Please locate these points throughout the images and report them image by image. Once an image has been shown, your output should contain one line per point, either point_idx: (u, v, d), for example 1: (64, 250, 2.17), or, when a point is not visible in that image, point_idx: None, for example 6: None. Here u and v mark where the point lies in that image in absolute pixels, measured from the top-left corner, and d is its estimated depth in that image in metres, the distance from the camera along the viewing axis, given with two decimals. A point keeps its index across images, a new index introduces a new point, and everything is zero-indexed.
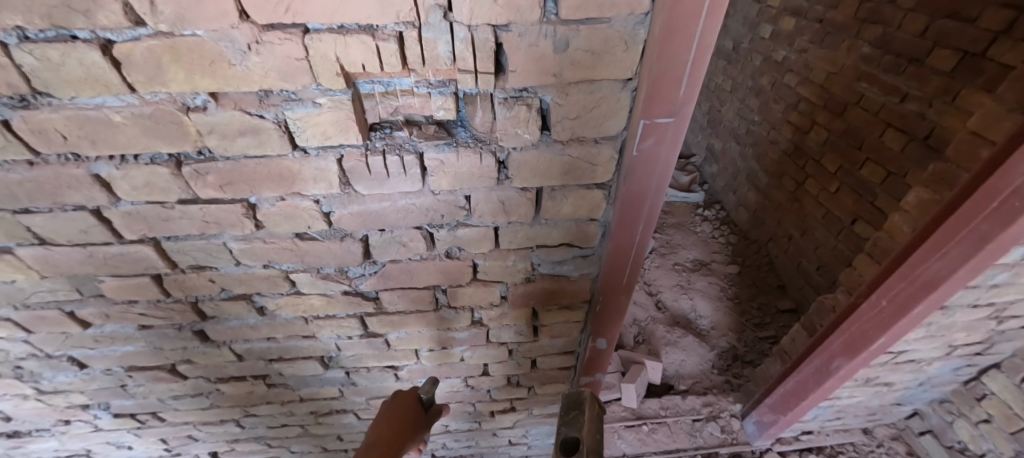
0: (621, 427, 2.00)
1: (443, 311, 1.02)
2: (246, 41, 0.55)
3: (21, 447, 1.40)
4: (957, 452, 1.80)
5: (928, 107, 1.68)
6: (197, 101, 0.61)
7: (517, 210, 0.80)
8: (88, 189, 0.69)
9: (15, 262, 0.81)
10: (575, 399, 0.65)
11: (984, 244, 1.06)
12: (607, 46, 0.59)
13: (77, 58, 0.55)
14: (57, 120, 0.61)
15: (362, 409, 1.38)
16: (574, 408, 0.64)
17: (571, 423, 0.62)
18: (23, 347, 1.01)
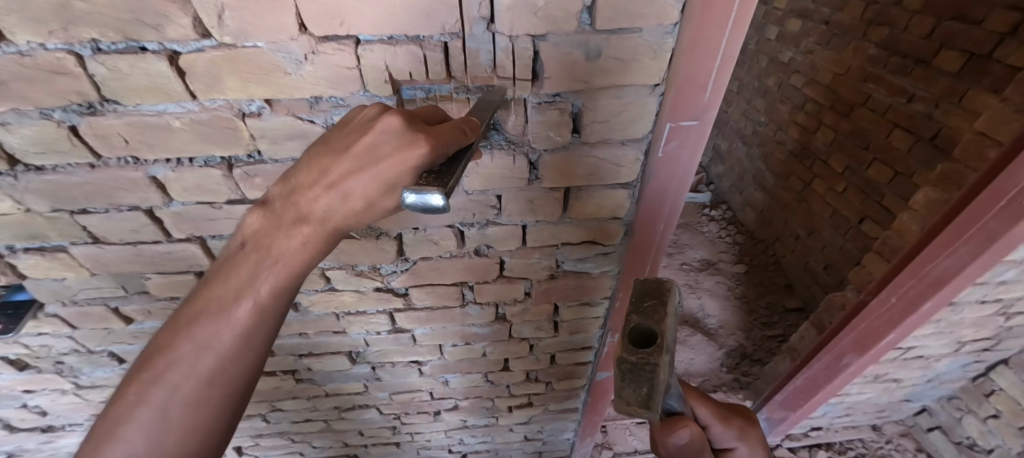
0: (632, 424, 2.04)
1: (468, 307, 1.06)
2: (303, 51, 0.59)
3: (53, 441, 1.45)
4: (966, 448, 1.82)
5: (935, 108, 1.71)
6: (252, 107, 0.65)
7: (544, 208, 0.84)
8: (143, 190, 0.73)
9: (67, 260, 0.86)
10: (654, 287, 0.56)
11: (992, 242, 1.09)
12: (636, 54, 0.63)
13: (145, 67, 0.59)
14: (120, 126, 0.65)
15: (384, 404, 1.42)
16: (650, 297, 0.55)
17: (647, 312, 0.53)
18: (66, 343, 1.06)
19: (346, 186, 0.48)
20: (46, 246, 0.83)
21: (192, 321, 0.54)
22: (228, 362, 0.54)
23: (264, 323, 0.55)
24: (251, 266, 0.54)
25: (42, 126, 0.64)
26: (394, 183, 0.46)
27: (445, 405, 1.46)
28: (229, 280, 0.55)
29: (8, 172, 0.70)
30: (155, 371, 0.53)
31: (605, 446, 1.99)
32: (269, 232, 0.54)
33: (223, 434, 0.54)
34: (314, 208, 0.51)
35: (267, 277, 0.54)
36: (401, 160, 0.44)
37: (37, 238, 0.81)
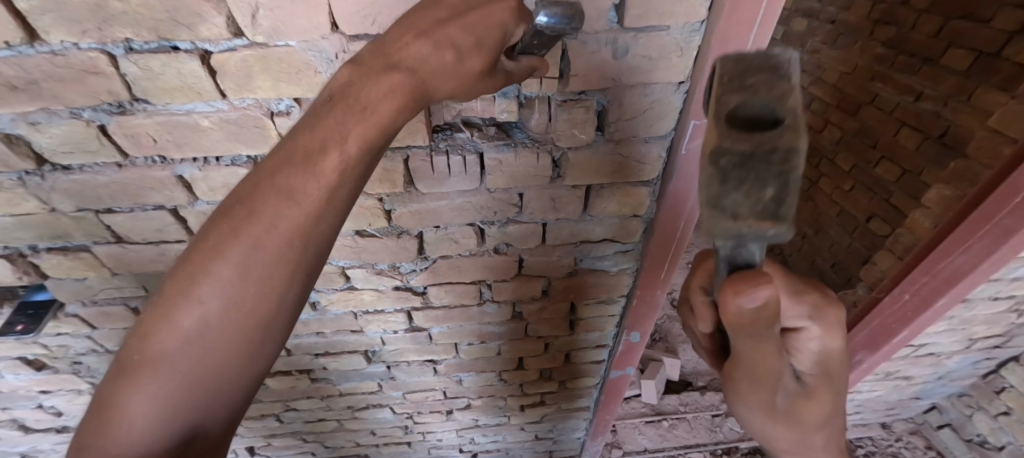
0: (641, 422, 2.04)
1: (486, 305, 1.06)
2: (334, 50, 0.59)
3: (67, 442, 1.46)
4: (976, 445, 1.83)
5: (944, 106, 1.71)
6: (281, 106, 0.66)
7: (565, 206, 0.84)
8: (169, 189, 0.74)
9: (89, 260, 0.86)
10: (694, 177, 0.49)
11: (1009, 236, 1.08)
12: (662, 52, 0.63)
13: (176, 66, 0.59)
14: (150, 125, 0.65)
15: (397, 404, 1.42)
16: None
17: None
18: (85, 343, 1.06)
19: (436, 38, 0.48)
20: (69, 246, 0.83)
21: (265, 181, 0.49)
22: (300, 234, 0.49)
23: (339, 192, 0.50)
24: (334, 123, 0.47)
25: (71, 125, 0.64)
26: (485, 39, 0.49)
27: (458, 404, 1.46)
28: (307, 135, 0.48)
29: (35, 172, 0.70)
30: (224, 231, 0.48)
31: (615, 445, 1.99)
32: (360, 87, 0.48)
33: (288, 305, 0.53)
34: (407, 64, 0.48)
35: (350, 140, 0.48)
36: (489, 15, 0.48)
37: (61, 238, 0.81)
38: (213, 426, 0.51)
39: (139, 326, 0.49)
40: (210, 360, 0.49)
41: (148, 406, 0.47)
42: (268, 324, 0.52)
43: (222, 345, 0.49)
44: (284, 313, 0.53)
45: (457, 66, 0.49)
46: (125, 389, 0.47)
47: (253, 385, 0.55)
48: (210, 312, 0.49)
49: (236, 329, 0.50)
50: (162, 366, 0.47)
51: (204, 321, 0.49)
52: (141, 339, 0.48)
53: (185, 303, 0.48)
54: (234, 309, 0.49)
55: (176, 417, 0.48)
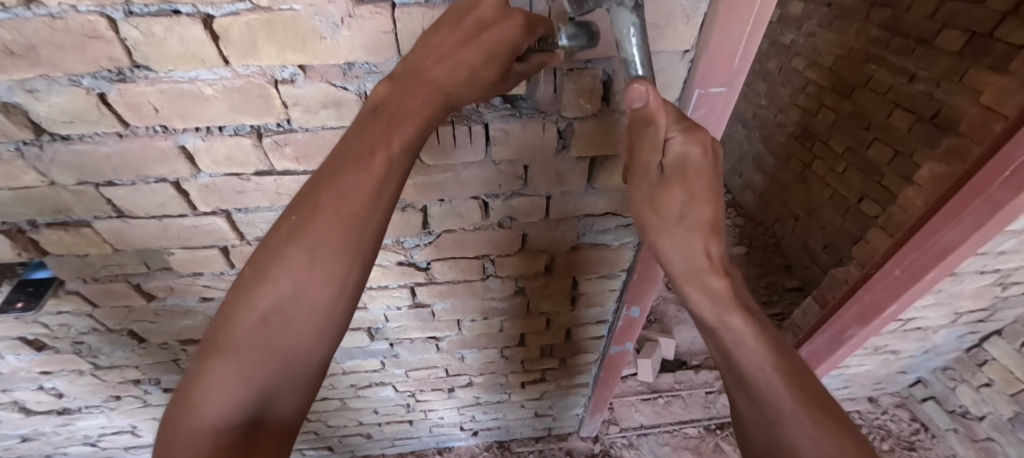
0: (637, 400, 2.08)
1: (489, 281, 1.08)
2: (340, 15, 0.59)
3: (69, 423, 1.47)
4: (958, 416, 1.90)
5: (936, 87, 1.73)
6: (285, 74, 0.65)
7: (570, 178, 0.85)
8: (173, 161, 0.73)
9: (91, 236, 0.85)
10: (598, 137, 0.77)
11: (998, 209, 1.12)
12: (670, 19, 0.63)
13: (180, 31, 0.58)
14: (152, 93, 0.64)
15: (400, 382, 1.44)
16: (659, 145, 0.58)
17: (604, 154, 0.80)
18: (86, 322, 1.06)
19: (455, 59, 0.51)
20: (70, 221, 0.83)
21: (324, 182, 0.52)
22: (352, 226, 0.52)
23: (389, 189, 0.53)
24: (380, 130, 0.52)
25: (71, 93, 0.63)
26: (497, 56, 0.51)
27: (460, 381, 1.49)
28: (357, 142, 0.52)
29: (34, 142, 0.69)
30: (293, 226, 0.53)
31: (612, 421, 2.03)
32: (400, 97, 0.52)
33: (346, 298, 0.54)
34: (434, 77, 0.52)
35: (394, 141, 0.52)
36: (501, 36, 0.50)
37: (62, 213, 0.80)
38: (281, 408, 0.54)
39: (225, 310, 0.55)
40: (276, 342, 0.52)
41: (229, 380, 0.51)
42: (329, 314, 0.54)
43: (287, 329, 0.52)
44: (345, 301, 0.54)
45: (475, 80, 0.52)
46: (210, 365, 0.52)
47: (318, 371, 0.56)
48: (280, 296, 0.52)
49: (303, 315, 0.53)
50: (240, 344, 0.52)
51: (274, 305, 0.52)
52: (227, 321, 0.54)
53: (262, 287, 0.53)
54: (299, 295, 0.52)
55: (250, 394, 0.51)
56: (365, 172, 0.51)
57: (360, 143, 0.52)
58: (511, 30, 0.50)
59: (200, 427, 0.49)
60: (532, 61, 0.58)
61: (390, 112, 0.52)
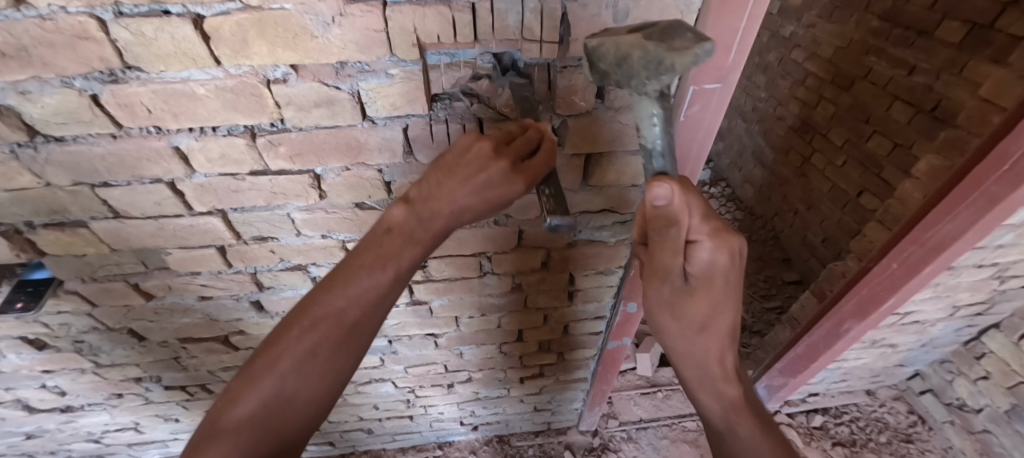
0: (636, 394, 2.10)
1: (486, 278, 1.08)
2: (330, 13, 0.58)
3: (73, 421, 1.49)
4: (956, 409, 1.91)
5: (936, 79, 1.72)
6: (277, 73, 0.65)
7: (566, 175, 0.85)
8: (167, 161, 0.74)
9: (88, 236, 0.85)
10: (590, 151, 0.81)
11: (995, 204, 1.11)
12: (663, 15, 0.63)
13: (170, 32, 0.58)
14: (145, 94, 0.64)
15: (400, 378, 1.45)
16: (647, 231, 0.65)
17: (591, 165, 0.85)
18: (86, 321, 1.07)
19: (458, 200, 0.58)
20: (66, 221, 0.83)
21: (363, 256, 0.62)
22: (358, 327, 0.62)
23: (389, 296, 0.63)
24: (389, 252, 0.61)
25: (64, 94, 0.63)
26: (531, 180, 0.57)
27: (459, 377, 1.50)
28: (366, 258, 0.61)
29: (28, 144, 0.69)
30: (306, 320, 0.61)
31: (611, 415, 2.04)
32: (410, 225, 0.61)
33: (361, 350, 0.64)
34: (437, 212, 0.59)
35: (400, 263, 0.61)
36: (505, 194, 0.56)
37: (58, 214, 0.80)
38: (288, 437, 0.60)
39: (228, 390, 0.60)
40: (302, 380, 0.60)
41: (256, 408, 0.58)
42: (345, 364, 0.63)
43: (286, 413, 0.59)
44: (357, 357, 0.64)
45: (478, 213, 0.60)
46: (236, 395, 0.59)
47: (321, 411, 0.64)
48: (282, 385, 0.59)
49: (324, 365, 0.61)
50: (271, 380, 0.59)
51: (276, 395, 0.59)
52: (225, 406, 0.59)
53: (266, 376, 0.59)
54: (303, 385, 0.60)
55: (271, 419, 0.58)
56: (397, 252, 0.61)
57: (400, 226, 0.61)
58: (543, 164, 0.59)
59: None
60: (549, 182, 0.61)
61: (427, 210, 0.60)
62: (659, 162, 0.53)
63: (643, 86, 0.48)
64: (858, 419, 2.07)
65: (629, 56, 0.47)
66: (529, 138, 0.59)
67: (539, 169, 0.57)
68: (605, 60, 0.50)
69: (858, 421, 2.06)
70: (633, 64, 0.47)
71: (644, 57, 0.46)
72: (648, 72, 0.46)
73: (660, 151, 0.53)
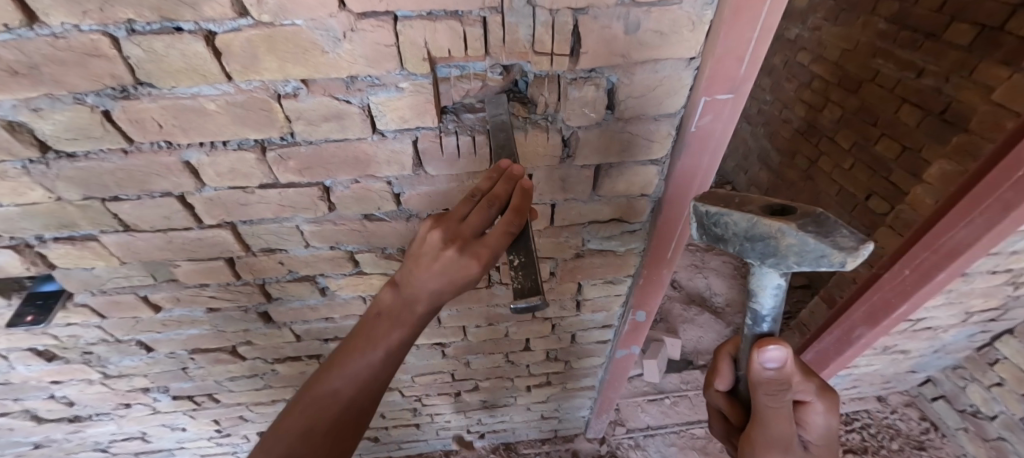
0: (644, 401, 2.08)
1: (494, 287, 1.07)
2: (341, 29, 0.58)
3: (80, 431, 1.49)
4: (969, 415, 1.89)
5: (945, 82, 1.70)
6: (288, 88, 0.65)
7: (574, 186, 0.84)
8: (177, 175, 0.73)
9: (98, 249, 0.85)
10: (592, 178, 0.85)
11: (1009, 211, 1.10)
12: (675, 26, 0.62)
13: (181, 48, 0.58)
14: (155, 110, 0.64)
15: (407, 387, 1.44)
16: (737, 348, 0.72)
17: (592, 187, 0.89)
18: (95, 332, 1.07)
19: (431, 281, 0.63)
20: (77, 235, 0.83)
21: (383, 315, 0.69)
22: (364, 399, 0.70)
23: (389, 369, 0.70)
24: (385, 329, 0.69)
25: (75, 111, 0.63)
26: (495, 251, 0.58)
27: (466, 385, 1.49)
28: (369, 337, 0.69)
29: (40, 160, 0.70)
30: (328, 384, 0.70)
31: (618, 423, 2.03)
32: (402, 304, 0.68)
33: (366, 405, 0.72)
34: (415, 290, 0.65)
35: (393, 338, 0.68)
36: (463, 272, 0.59)
37: (68, 227, 0.81)
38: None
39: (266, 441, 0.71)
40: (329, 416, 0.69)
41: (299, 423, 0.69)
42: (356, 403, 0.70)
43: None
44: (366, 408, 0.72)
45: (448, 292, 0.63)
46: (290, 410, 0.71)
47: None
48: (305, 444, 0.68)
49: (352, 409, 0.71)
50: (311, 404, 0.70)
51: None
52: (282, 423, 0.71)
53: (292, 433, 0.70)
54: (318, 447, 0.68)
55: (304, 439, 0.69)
56: (405, 314, 0.68)
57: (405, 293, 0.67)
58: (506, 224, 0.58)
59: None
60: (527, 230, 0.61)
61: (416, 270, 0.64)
62: (767, 325, 0.62)
63: (787, 264, 0.51)
64: (870, 426, 2.04)
65: (774, 239, 0.49)
66: (493, 199, 0.59)
67: (494, 248, 0.58)
68: (740, 229, 0.51)
69: (869, 428, 2.04)
70: (778, 246, 0.49)
71: (796, 245, 0.48)
72: (798, 258, 0.49)
73: (771, 317, 0.60)
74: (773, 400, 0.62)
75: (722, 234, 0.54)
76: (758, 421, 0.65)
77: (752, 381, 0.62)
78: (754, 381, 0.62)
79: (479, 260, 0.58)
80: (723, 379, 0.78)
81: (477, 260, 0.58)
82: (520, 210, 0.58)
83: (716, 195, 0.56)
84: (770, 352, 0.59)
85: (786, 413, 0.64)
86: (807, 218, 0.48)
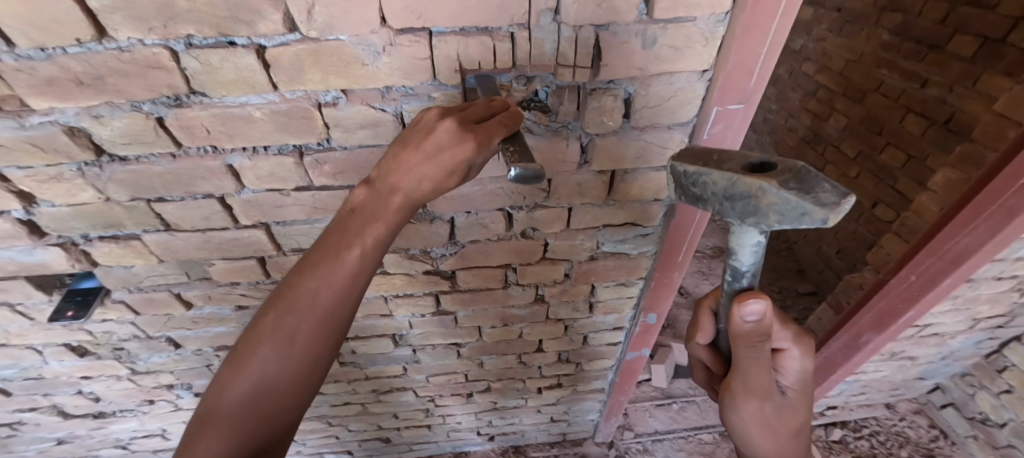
0: (652, 406, 2.11)
1: (510, 288, 1.11)
2: (381, 43, 0.63)
3: (103, 427, 1.53)
4: (979, 423, 1.89)
5: (949, 92, 1.74)
6: (328, 97, 0.70)
7: (590, 190, 0.88)
8: (219, 178, 0.78)
9: (139, 247, 0.90)
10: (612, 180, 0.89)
11: (1013, 218, 1.13)
12: (689, 42, 0.67)
13: (234, 61, 0.63)
14: (205, 117, 0.69)
15: (421, 387, 1.48)
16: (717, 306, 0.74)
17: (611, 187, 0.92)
18: (127, 329, 1.12)
19: (420, 170, 0.54)
20: (120, 234, 0.88)
21: (353, 213, 0.59)
22: (331, 315, 0.59)
23: (362, 278, 0.59)
24: (355, 229, 0.58)
25: (132, 118, 0.68)
26: (490, 139, 0.53)
27: (479, 386, 1.52)
28: (337, 240, 0.58)
29: (94, 163, 0.75)
30: (288, 303, 0.58)
31: (626, 427, 2.05)
32: (376, 197, 0.58)
33: (338, 329, 0.60)
34: (397, 178, 0.56)
35: (368, 236, 0.58)
36: (458, 156, 0.52)
37: (114, 227, 0.86)
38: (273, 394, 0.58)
39: (216, 381, 0.60)
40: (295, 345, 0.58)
41: (265, 358, 0.58)
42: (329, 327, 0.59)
43: (269, 412, 0.58)
44: (336, 334, 0.60)
45: (434, 179, 0.54)
46: (246, 347, 0.59)
47: (300, 390, 0.60)
48: (264, 374, 0.57)
49: (321, 335, 0.59)
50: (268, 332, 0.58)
51: (255, 390, 0.57)
52: (234, 367, 0.59)
53: (246, 368, 0.58)
54: (283, 375, 0.58)
55: (269, 375, 0.58)
56: (382, 208, 0.57)
57: (382, 184, 0.58)
58: (505, 123, 0.55)
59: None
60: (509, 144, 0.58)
61: (399, 158, 0.56)
62: (747, 279, 0.62)
63: (766, 224, 0.52)
64: (879, 433, 2.05)
65: (756, 197, 0.50)
66: (489, 104, 0.58)
67: (491, 133, 0.53)
68: (720, 188, 0.53)
69: (878, 436, 2.04)
70: (760, 204, 0.50)
71: (776, 204, 0.48)
72: (778, 216, 0.49)
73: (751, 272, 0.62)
74: (751, 352, 0.64)
75: (702, 193, 0.56)
76: (738, 370, 0.68)
77: (733, 334, 0.63)
78: (733, 333, 0.63)
79: (475, 142, 0.52)
80: (705, 332, 0.81)
81: (472, 140, 0.51)
82: (515, 114, 0.58)
83: (697, 155, 0.58)
84: (751, 305, 0.59)
85: (766, 364, 0.66)
86: (788, 175, 0.48)
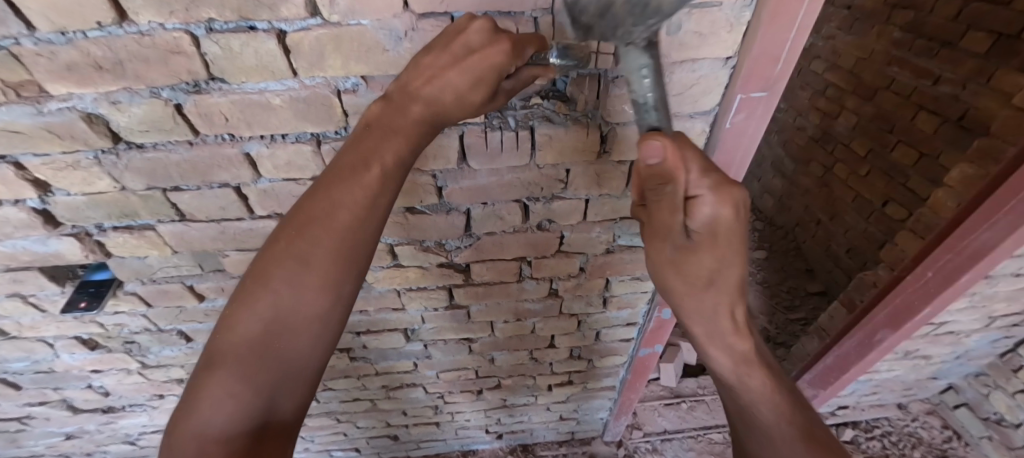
0: (660, 405, 2.08)
1: (524, 282, 1.10)
2: (403, 28, 0.62)
3: (112, 422, 1.53)
4: (993, 423, 1.87)
5: (963, 89, 1.72)
6: (347, 84, 0.69)
7: (608, 181, 0.87)
8: (237, 167, 0.78)
9: (153, 238, 0.90)
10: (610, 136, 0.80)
11: None
12: (714, 28, 0.66)
13: (254, 46, 0.62)
14: (224, 104, 0.69)
15: (431, 383, 1.47)
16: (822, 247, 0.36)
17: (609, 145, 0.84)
18: (139, 321, 1.11)
19: (443, 78, 0.53)
20: (135, 225, 0.87)
21: (370, 132, 0.57)
22: (350, 235, 0.56)
23: (381, 201, 0.57)
24: (372, 145, 0.56)
25: (150, 104, 0.68)
26: (521, 50, 0.54)
27: (489, 383, 1.51)
28: (353, 156, 0.56)
29: (110, 151, 0.74)
30: (303, 230, 0.55)
31: (635, 426, 2.03)
32: (395, 113, 0.56)
33: (356, 259, 0.58)
34: (420, 89, 0.55)
35: (388, 153, 0.56)
36: (488, 58, 0.51)
37: (129, 216, 0.85)
38: (292, 328, 0.55)
39: (227, 316, 0.57)
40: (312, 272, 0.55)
41: (280, 289, 0.55)
42: (348, 254, 0.57)
43: (288, 343, 0.55)
44: (353, 263, 0.58)
45: (461, 88, 0.53)
46: (257, 283, 0.56)
47: (316, 324, 0.57)
48: (280, 304, 0.55)
49: (339, 263, 0.56)
50: (283, 260, 0.55)
51: (274, 320, 0.55)
52: (247, 302, 0.56)
53: (262, 296, 0.55)
54: (302, 305, 0.55)
55: (285, 306, 0.55)
56: (403, 125, 0.56)
57: (402, 100, 0.56)
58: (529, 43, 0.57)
59: (203, 435, 0.50)
60: (524, 74, 0.59)
61: (421, 72, 0.55)
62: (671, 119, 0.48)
63: None
64: (891, 433, 2.04)
65: None
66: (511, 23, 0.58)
67: (518, 45, 0.54)
68: None
69: (890, 436, 2.03)
70: None
71: None
72: None
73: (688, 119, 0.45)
74: None
75: None
76: None
77: None
78: None
79: (508, 45, 0.52)
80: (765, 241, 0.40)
81: (505, 43, 0.52)
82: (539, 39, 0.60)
83: None
84: None
85: None
86: None
